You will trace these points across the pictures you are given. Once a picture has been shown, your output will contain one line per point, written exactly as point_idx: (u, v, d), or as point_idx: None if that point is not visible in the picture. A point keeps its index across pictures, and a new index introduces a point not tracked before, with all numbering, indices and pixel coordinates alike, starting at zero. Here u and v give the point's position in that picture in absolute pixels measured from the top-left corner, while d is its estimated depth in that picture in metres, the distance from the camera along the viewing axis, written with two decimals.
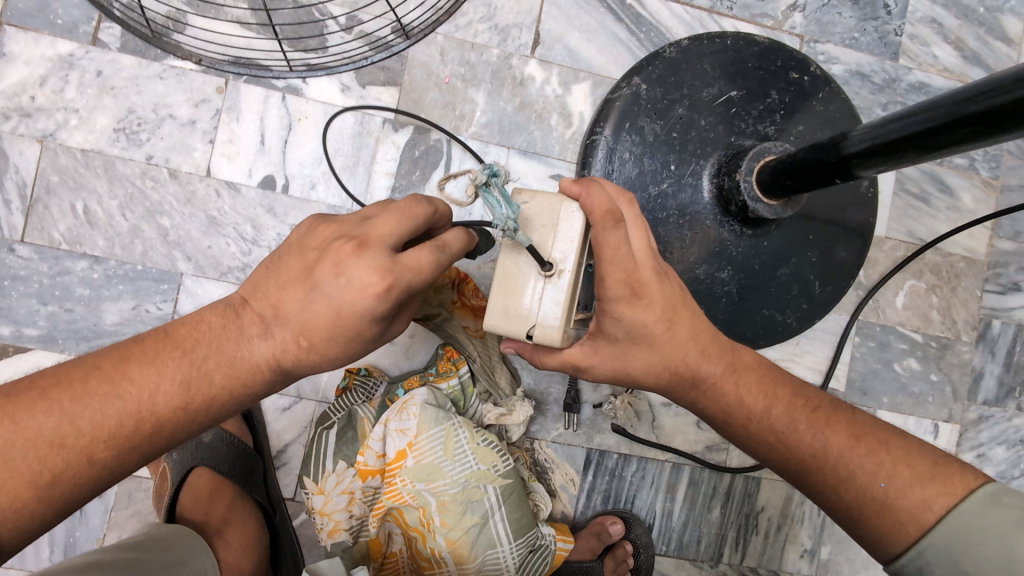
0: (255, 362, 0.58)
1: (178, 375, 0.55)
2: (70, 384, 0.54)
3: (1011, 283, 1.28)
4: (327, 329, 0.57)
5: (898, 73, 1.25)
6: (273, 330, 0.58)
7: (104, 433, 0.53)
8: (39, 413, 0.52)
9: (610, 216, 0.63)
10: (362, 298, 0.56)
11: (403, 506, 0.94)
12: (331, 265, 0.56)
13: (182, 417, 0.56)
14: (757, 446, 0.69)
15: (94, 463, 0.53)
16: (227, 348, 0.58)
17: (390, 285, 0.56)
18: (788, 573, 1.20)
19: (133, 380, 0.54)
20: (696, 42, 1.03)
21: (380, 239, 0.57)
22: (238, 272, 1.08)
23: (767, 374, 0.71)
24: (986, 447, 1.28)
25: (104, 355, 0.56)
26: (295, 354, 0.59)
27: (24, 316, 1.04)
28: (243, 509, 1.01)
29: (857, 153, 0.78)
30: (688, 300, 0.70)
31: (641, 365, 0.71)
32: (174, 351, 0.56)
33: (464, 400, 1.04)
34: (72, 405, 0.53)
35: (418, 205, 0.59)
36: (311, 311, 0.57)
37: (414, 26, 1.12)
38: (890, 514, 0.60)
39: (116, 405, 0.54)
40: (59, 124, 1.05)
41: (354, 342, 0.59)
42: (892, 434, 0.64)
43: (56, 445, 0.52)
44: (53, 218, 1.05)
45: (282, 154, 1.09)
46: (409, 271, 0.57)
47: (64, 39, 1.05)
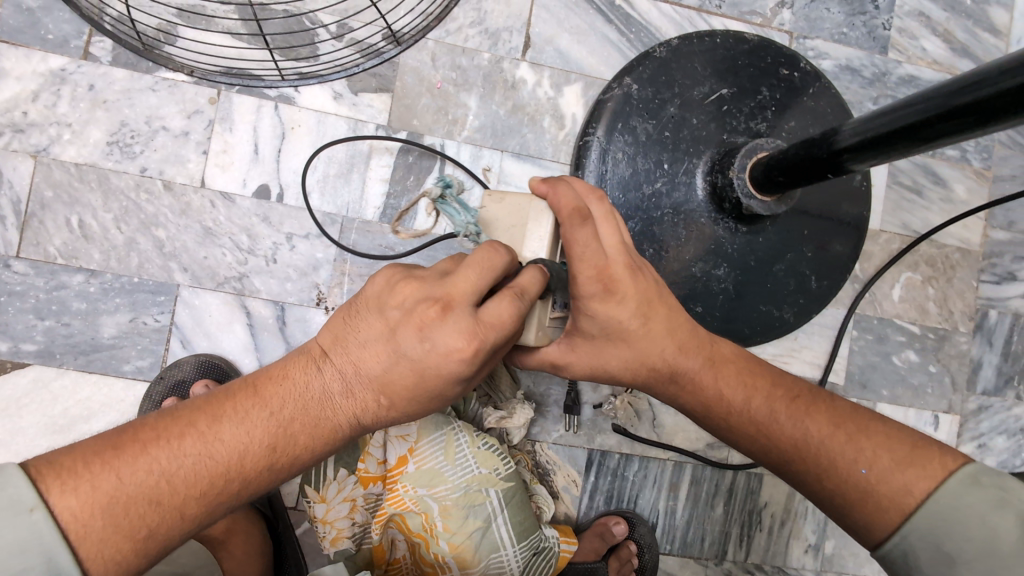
0: (337, 418, 0.56)
1: (265, 436, 0.55)
2: (165, 439, 0.53)
3: (1007, 273, 1.28)
4: (409, 391, 0.55)
5: (888, 67, 1.25)
6: (353, 389, 0.55)
7: (198, 490, 0.53)
8: (138, 470, 0.52)
9: (576, 211, 0.62)
10: (450, 362, 0.51)
11: (405, 512, 0.93)
12: (415, 329, 0.52)
13: (269, 474, 0.55)
14: (740, 438, 0.70)
15: (187, 517, 0.53)
16: (311, 406, 0.56)
17: (478, 349, 0.51)
18: (793, 568, 1.20)
19: (225, 438, 0.54)
20: (686, 41, 1.03)
21: (470, 296, 0.52)
22: (235, 282, 1.08)
23: (746, 367, 0.71)
24: (987, 437, 1.28)
25: (196, 409, 0.55)
26: (377, 412, 0.57)
27: (21, 332, 1.04)
28: (247, 520, 1.01)
29: (849, 147, 0.79)
30: (663, 293, 0.69)
31: (618, 362, 0.71)
32: (262, 408, 0.55)
33: (464, 404, 1.05)
34: (169, 462, 0.52)
35: (493, 253, 0.53)
36: (393, 373, 0.54)
37: (405, 32, 1.12)
38: (872, 500, 0.61)
39: (209, 463, 0.53)
40: (53, 139, 1.05)
41: (438, 402, 0.57)
42: (871, 420, 0.65)
43: (153, 501, 0.52)
44: (48, 233, 1.05)
45: (276, 162, 1.10)
46: (493, 328, 0.52)
47: (56, 54, 1.05)
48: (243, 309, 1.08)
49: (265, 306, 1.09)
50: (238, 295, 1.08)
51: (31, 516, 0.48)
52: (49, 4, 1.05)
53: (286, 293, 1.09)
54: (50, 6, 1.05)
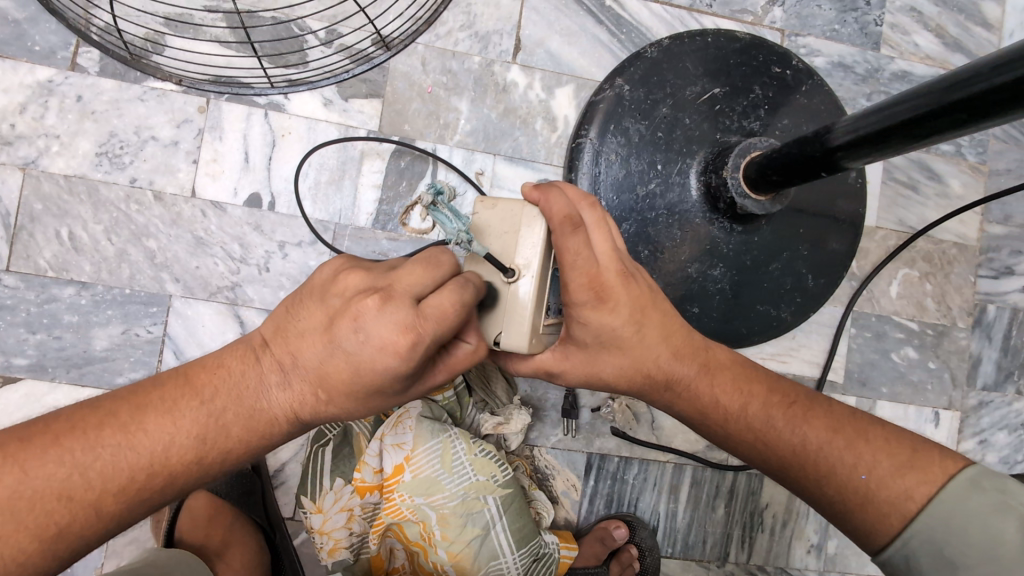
0: (269, 412, 0.55)
1: (193, 428, 0.53)
2: (82, 431, 0.53)
3: (1005, 267, 1.27)
4: (343, 386, 0.51)
5: (881, 63, 1.25)
6: (287, 379, 0.53)
7: (114, 485, 0.52)
8: (50, 463, 0.51)
9: (569, 219, 0.59)
10: (385, 357, 0.48)
11: (402, 521, 0.92)
12: (349, 317, 0.49)
13: (195, 469, 0.54)
14: (737, 445, 0.69)
15: (103, 515, 0.53)
16: (246, 400, 0.55)
17: (416, 343, 0.48)
18: (796, 569, 1.19)
19: (148, 430, 0.53)
20: (677, 41, 1.03)
21: (414, 291, 0.49)
22: (227, 292, 1.08)
23: (742, 372, 0.70)
24: (988, 433, 1.27)
25: (122, 403, 0.54)
26: (311, 407, 0.54)
27: (12, 346, 1.03)
28: (243, 531, 1.00)
29: (842, 145, 0.78)
30: (658, 300, 0.68)
31: (614, 369, 0.69)
32: (192, 399, 0.54)
33: (461, 410, 1.05)
34: (84, 455, 0.52)
35: (443, 254, 0.52)
36: (328, 364, 0.51)
37: (394, 37, 1.11)
38: (873, 506, 0.60)
39: (130, 456, 0.52)
40: (41, 151, 1.04)
41: (375, 399, 0.54)
42: (870, 425, 0.64)
43: (63, 496, 0.51)
44: (38, 246, 1.04)
45: (266, 170, 1.09)
46: (436, 324, 0.48)
47: (43, 66, 1.04)
48: (236, 319, 1.08)
49: (258, 315, 1.08)
50: (231, 304, 1.08)
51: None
52: (35, 15, 1.04)
53: (280, 302, 1.08)
54: (36, 18, 1.04)
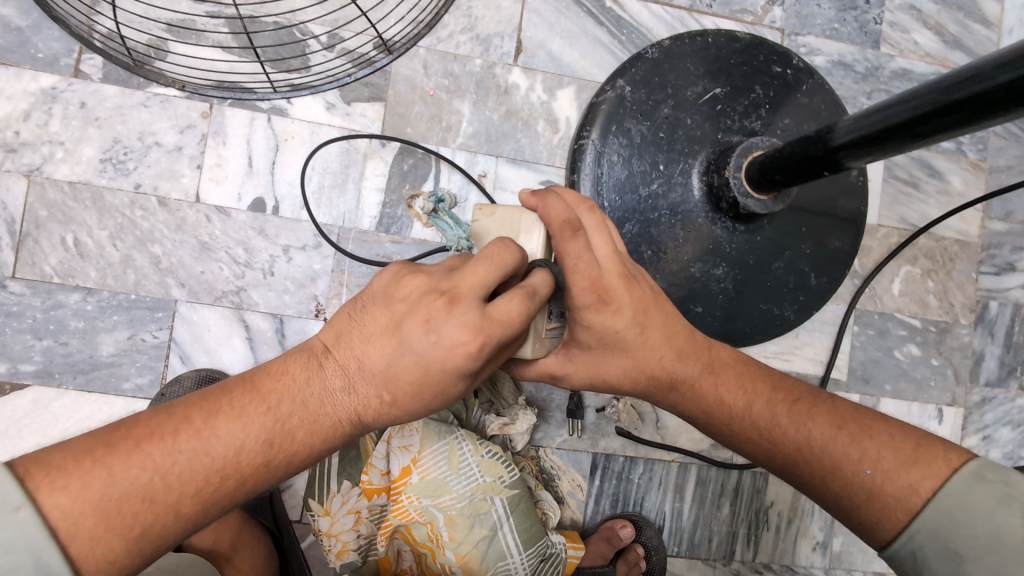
0: (339, 414, 0.55)
1: (266, 430, 0.53)
2: (160, 435, 0.51)
3: (1007, 264, 1.28)
4: (412, 385, 0.53)
5: (881, 61, 1.25)
6: (355, 384, 0.54)
7: (194, 487, 0.51)
8: (133, 467, 0.50)
9: (569, 223, 0.59)
10: (454, 355, 0.50)
11: (410, 523, 0.93)
12: (420, 319, 0.51)
13: (267, 471, 0.54)
14: (742, 443, 0.70)
15: (182, 516, 0.51)
16: (313, 399, 0.55)
17: (482, 344, 0.50)
18: (802, 567, 1.19)
19: (222, 433, 0.52)
20: (677, 42, 1.03)
21: (480, 296, 0.51)
22: (232, 296, 1.08)
23: (744, 371, 0.71)
24: (992, 429, 1.28)
25: (194, 407, 0.53)
26: (378, 407, 0.55)
27: (19, 352, 1.03)
28: (250, 534, 1.00)
29: (844, 144, 0.78)
30: (661, 302, 0.68)
31: (617, 371, 0.70)
32: (261, 404, 0.54)
33: (466, 411, 1.06)
34: (164, 458, 0.51)
35: (505, 249, 0.52)
36: (395, 368, 0.53)
37: (396, 40, 1.12)
38: (879, 500, 0.60)
39: (206, 457, 0.51)
40: (45, 158, 1.05)
41: (442, 399, 0.55)
42: (874, 420, 0.64)
43: (148, 499, 0.50)
44: (43, 252, 1.04)
45: (270, 174, 1.09)
46: (500, 327, 0.51)
47: (46, 73, 1.05)
48: (241, 323, 1.08)
49: (263, 319, 1.08)
50: (236, 309, 1.08)
51: (19, 515, 0.46)
52: (38, 22, 1.04)
53: (285, 306, 1.09)
54: (39, 25, 1.04)
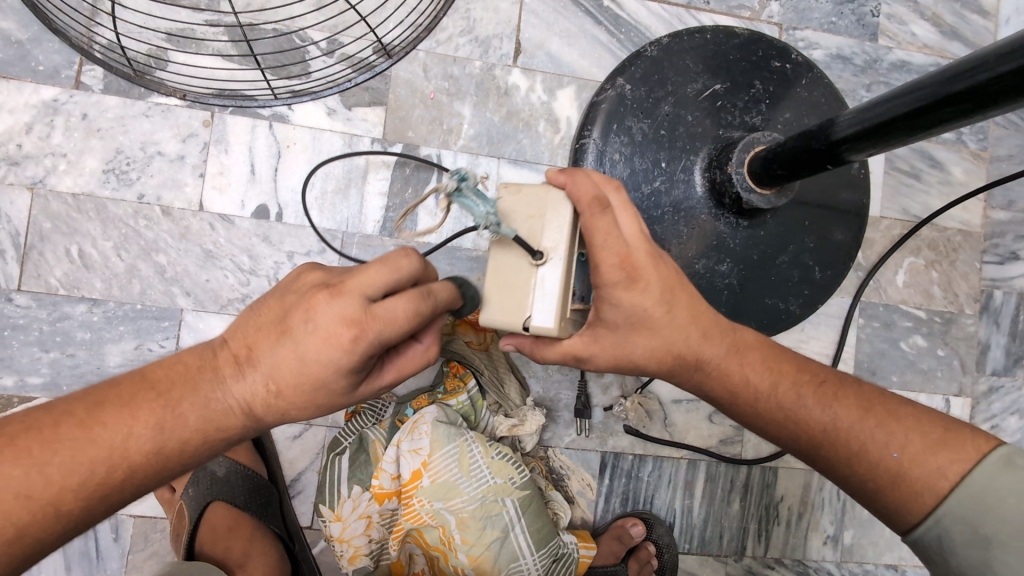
0: (228, 406, 0.54)
1: (147, 421, 0.52)
2: (39, 430, 0.51)
3: (1010, 252, 1.28)
4: (297, 379, 0.53)
5: (879, 53, 1.25)
6: (246, 374, 0.54)
7: (74, 482, 0.51)
8: (6, 463, 0.49)
9: (597, 202, 0.63)
10: (332, 349, 0.51)
11: (421, 526, 0.93)
12: (303, 311, 0.52)
13: (155, 464, 0.53)
14: (765, 424, 0.69)
15: (61, 514, 0.51)
16: (198, 393, 0.53)
17: (360, 337, 0.51)
18: (813, 561, 1.19)
19: (106, 425, 0.51)
20: (675, 39, 1.03)
21: (364, 290, 0.52)
22: (238, 303, 1.08)
23: (770, 352, 0.71)
24: (1000, 418, 1.28)
25: (76, 403, 0.53)
26: (267, 401, 0.54)
27: (26, 365, 1.03)
28: (264, 542, 0.99)
29: (846, 138, 0.78)
30: (684, 282, 0.70)
31: (644, 351, 0.70)
32: (148, 394, 0.53)
33: (474, 414, 1.05)
34: (42, 454, 0.50)
35: (405, 258, 0.54)
36: (283, 358, 0.53)
37: (395, 44, 1.12)
38: (905, 484, 0.60)
39: (86, 451, 0.51)
40: (48, 170, 1.05)
41: (331, 396, 0.55)
42: (900, 404, 0.64)
43: (23, 495, 0.49)
44: (48, 264, 1.04)
45: (273, 181, 1.09)
46: (385, 325, 0.51)
47: (47, 85, 1.05)
48: None
49: None
50: None
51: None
52: (38, 35, 1.05)
53: None
54: (39, 38, 1.05)
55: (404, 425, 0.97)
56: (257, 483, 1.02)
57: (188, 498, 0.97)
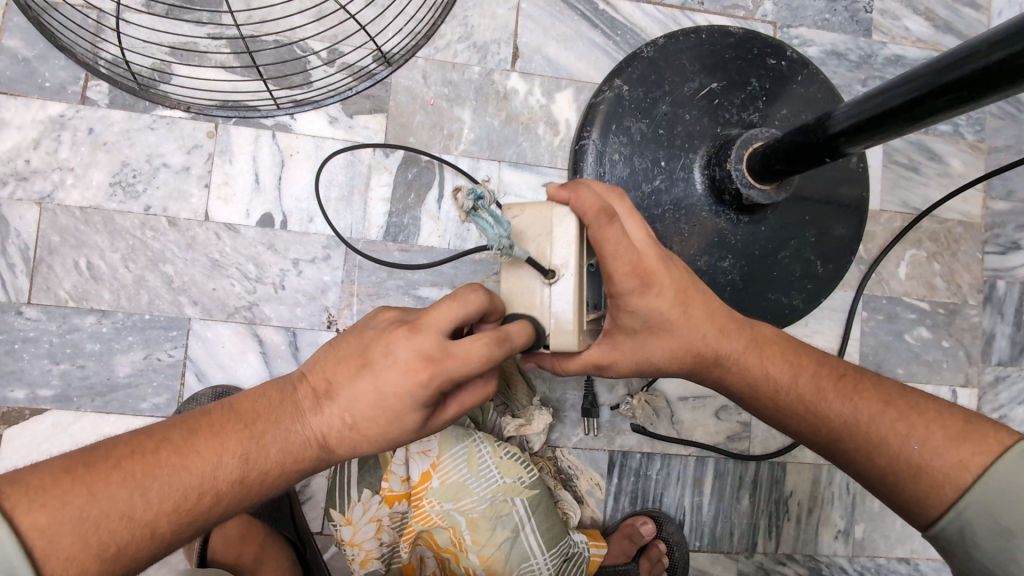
0: (309, 438, 0.57)
1: (237, 446, 0.55)
2: (140, 453, 0.54)
3: (1011, 242, 1.28)
4: (373, 412, 0.56)
5: (873, 48, 1.27)
6: (325, 407, 0.57)
7: (170, 506, 0.53)
8: (113, 484, 0.52)
9: (602, 212, 0.64)
10: (403, 379, 0.54)
11: (432, 528, 0.93)
12: (383, 343, 0.55)
13: (240, 491, 0.55)
14: (786, 419, 0.70)
15: (156, 537, 0.53)
16: (282, 426, 0.57)
17: (433, 372, 0.53)
18: (825, 556, 1.19)
19: (200, 452, 0.54)
20: (671, 39, 1.04)
21: (441, 330, 0.54)
22: (245, 311, 1.09)
23: (790, 347, 0.72)
24: (1007, 409, 1.27)
25: (174, 431, 0.56)
26: (341, 434, 0.57)
27: (37, 378, 1.04)
28: (275, 547, 1.00)
29: (843, 131, 0.79)
30: (697, 284, 0.72)
31: (662, 352, 0.72)
32: (238, 425, 0.56)
33: (482, 416, 1.05)
34: (144, 477, 0.53)
35: (473, 292, 0.56)
36: (358, 390, 0.55)
37: (394, 52, 1.14)
38: (925, 477, 0.61)
39: (182, 476, 0.53)
40: (56, 185, 1.06)
41: (401, 431, 0.57)
42: (920, 399, 0.65)
43: (124, 517, 0.52)
44: (57, 277, 1.06)
45: (277, 190, 1.11)
46: (459, 362, 0.53)
47: (54, 101, 1.07)
48: (254, 338, 1.09)
49: (277, 333, 1.09)
50: (249, 324, 1.09)
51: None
52: (44, 53, 1.06)
53: (297, 318, 1.10)
54: (46, 55, 1.06)
55: None
56: None
57: None
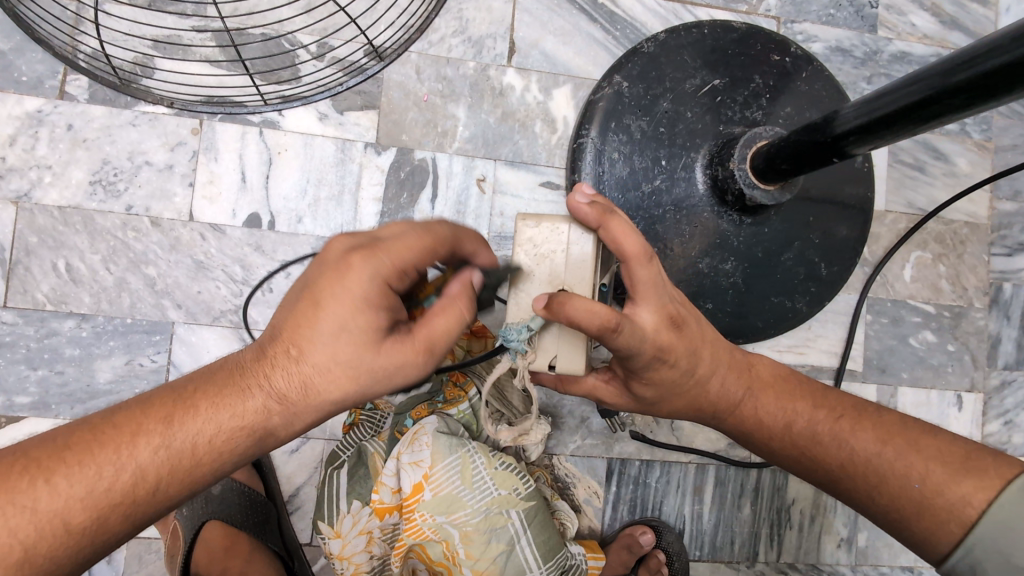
0: (247, 389, 0.57)
1: (160, 411, 0.55)
2: (49, 445, 0.54)
3: (1018, 244, 1.25)
4: (318, 339, 0.56)
5: (879, 45, 1.23)
6: (267, 350, 0.58)
7: (84, 489, 0.52)
8: (17, 480, 0.52)
9: (644, 253, 0.61)
10: (342, 276, 0.56)
11: (424, 541, 0.89)
12: (319, 260, 0.59)
13: (169, 457, 0.54)
14: (789, 461, 0.72)
15: (70, 526, 0.52)
16: (217, 386, 0.57)
17: (366, 258, 0.57)
18: (827, 565, 1.16)
19: (119, 424, 0.55)
20: (673, 34, 1.01)
21: (377, 233, 0.60)
22: (231, 315, 1.05)
23: (787, 389, 0.73)
24: (1013, 414, 1.25)
25: (97, 413, 0.56)
26: (289, 374, 0.57)
27: (14, 384, 1.00)
28: (261, 561, 0.97)
29: (851, 130, 0.75)
30: (704, 329, 0.71)
31: (670, 405, 0.75)
32: (165, 392, 0.57)
33: (477, 424, 1.00)
34: (52, 465, 0.53)
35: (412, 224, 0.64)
36: (298, 319, 0.57)
37: (386, 47, 1.10)
38: (929, 513, 0.61)
39: (96, 452, 0.53)
40: (33, 184, 1.02)
41: (356, 356, 0.56)
42: (920, 432, 0.65)
43: (29, 508, 0.51)
44: (35, 280, 1.02)
45: (264, 190, 1.07)
46: (394, 244, 0.58)
47: (31, 96, 1.02)
48: (241, 342, 1.05)
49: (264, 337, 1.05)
50: (235, 328, 1.05)
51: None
52: (20, 45, 1.02)
53: None
54: (22, 48, 1.02)
55: (404, 436, 0.93)
56: (255, 500, 1.01)
57: (182, 517, 0.94)
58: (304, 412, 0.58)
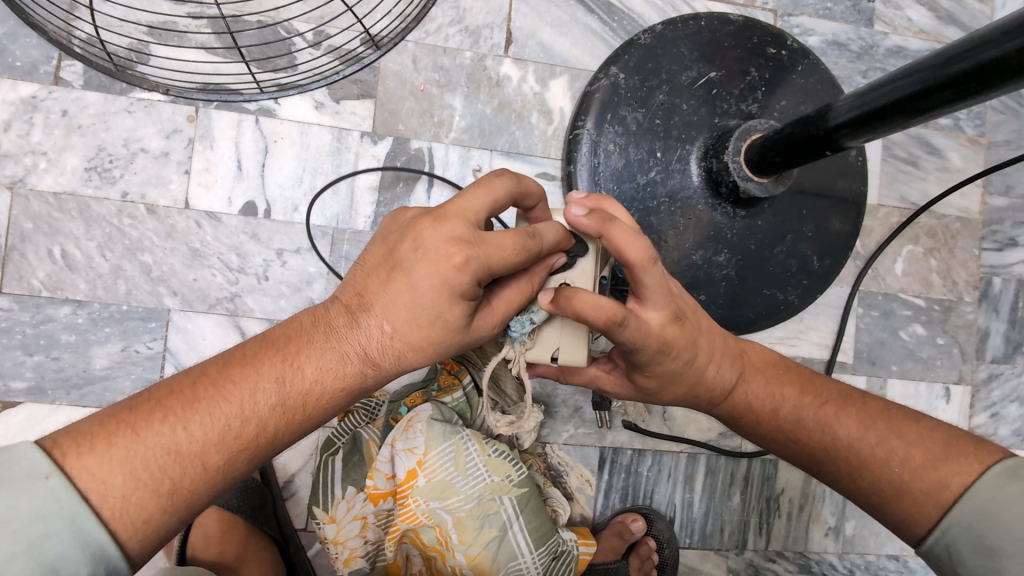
0: (346, 354, 0.60)
1: (273, 370, 0.58)
2: (178, 393, 0.56)
3: (1008, 239, 1.27)
4: (412, 313, 0.58)
5: (875, 39, 1.24)
6: (361, 320, 0.60)
7: (216, 437, 0.56)
8: (156, 423, 0.54)
9: (648, 259, 0.61)
10: (438, 270, 0.56)
11: (418, 527, 0.90)
12: (411, 240, 0.57)
13: (285, 413, 0.58)
14: (775, 444, 0.74)
15: (208, 467, 0.55)
16: (320, 354, 0.60)
17: (468, 257, 0.55)
18: (815, 553, 1.18)
19: (237, 382, 0.57)
20: (670, 26, 1.01)
21: (467, 218, 0.57)
22: (227, 303, 1.06)
23: (776, 375, 0.75)
24: (1000, 406, 1.27)
25: (212, 365, 0.59)
26: (385, 344, 0.60)
27: (10, 370, 1.01)
28: (258, 546, 0.98)
29: (845, 123, 0.76)
30: (702, 319, 0.72)
31: (666, 391, 0.76)
32: (274, 353, 0.59)
33: (470, 412, 1.02)
34: (185, 412, 0.55)
35: (496, 177, 0.59)
36: (395, 295, 0.58)
37: (383, 35, 1.10)
38: (907, 496, 0.63)
39: (224, 407, 0.56)
40: (28, 169, 1.02)
41: (447, 331, 0.59)
42: (903, 419, 0.67)
43: (172, 451, 0.54)
44: (30, 266, 1.02)
45: (260, 177, 1.07)
46: (492, 250, 0.56)
47: (26, 82, 1.02)
48: (237, 329, 1.06)
49: (260, 325, 1.06)
50: (231, 315, 1.06)
51: (48, 483, 0.49)
52: (14, 30, 1.01)
53: (280, 311, 1.06)
54: (16, 32, 1.01)
55: (399, 423, 0.94)
56: (250, 486, 1.03)
57: None
58: (395, 372, 0.62)
